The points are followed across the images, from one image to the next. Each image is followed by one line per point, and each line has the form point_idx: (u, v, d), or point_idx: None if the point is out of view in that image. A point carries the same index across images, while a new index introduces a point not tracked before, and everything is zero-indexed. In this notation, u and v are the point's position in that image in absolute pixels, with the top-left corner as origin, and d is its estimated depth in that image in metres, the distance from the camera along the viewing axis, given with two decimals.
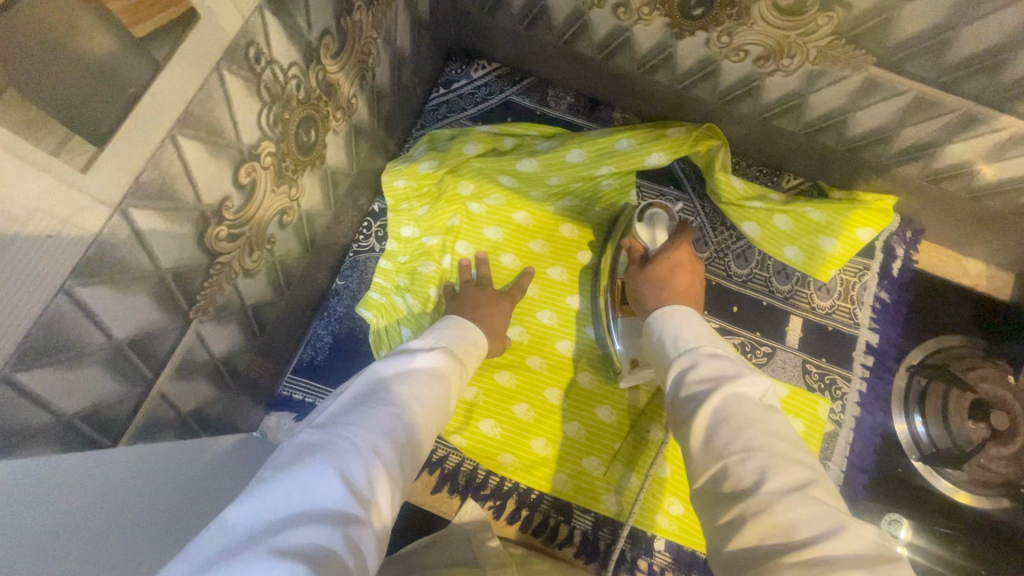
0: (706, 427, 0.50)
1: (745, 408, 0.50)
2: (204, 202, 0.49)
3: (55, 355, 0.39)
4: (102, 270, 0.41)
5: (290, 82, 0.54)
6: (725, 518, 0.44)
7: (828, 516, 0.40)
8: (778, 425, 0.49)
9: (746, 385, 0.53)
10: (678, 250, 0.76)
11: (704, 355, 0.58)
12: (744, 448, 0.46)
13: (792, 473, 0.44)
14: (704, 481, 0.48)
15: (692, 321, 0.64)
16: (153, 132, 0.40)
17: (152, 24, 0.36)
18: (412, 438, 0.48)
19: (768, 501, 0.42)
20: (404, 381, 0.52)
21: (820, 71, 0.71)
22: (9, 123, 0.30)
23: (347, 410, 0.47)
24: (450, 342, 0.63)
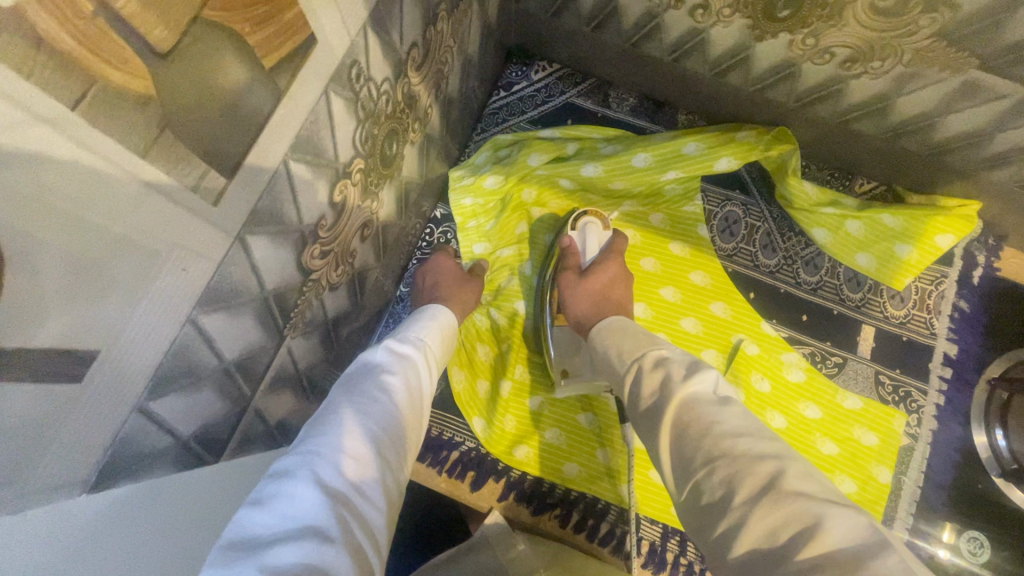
0: (671, 439, 0.51)
1: (699, 411, 0.50)
2: (304, 223, 0.49)
3: (178, 382, 0.40)
4: (220, 298, 0.41)
5: (381, 98, 0.53)
6: (717, 531, 0.43)
7: (804, 510, 0.40)
8: (736, 418, 0.49)
9: (694, 386, 0.53)
10: (610, 260, 0.80)
11: (647, 362, 0.59)
12: (710, 458, 0.46)
13: (760, 470, 0.43)
14: (688, 491, 0.48)
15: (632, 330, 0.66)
16: (269, 160, 0.40)
17: (279, 54, 0.35)
18: (386, 427, 0.51)
19: (745, 513, 0.42)
20: (369, 379, 0.55)
21: (913, 74, 0.68)
22: (160, 164, 0.30)
23: (313, 424, 0.48)
24: (410, 331, 0.65)
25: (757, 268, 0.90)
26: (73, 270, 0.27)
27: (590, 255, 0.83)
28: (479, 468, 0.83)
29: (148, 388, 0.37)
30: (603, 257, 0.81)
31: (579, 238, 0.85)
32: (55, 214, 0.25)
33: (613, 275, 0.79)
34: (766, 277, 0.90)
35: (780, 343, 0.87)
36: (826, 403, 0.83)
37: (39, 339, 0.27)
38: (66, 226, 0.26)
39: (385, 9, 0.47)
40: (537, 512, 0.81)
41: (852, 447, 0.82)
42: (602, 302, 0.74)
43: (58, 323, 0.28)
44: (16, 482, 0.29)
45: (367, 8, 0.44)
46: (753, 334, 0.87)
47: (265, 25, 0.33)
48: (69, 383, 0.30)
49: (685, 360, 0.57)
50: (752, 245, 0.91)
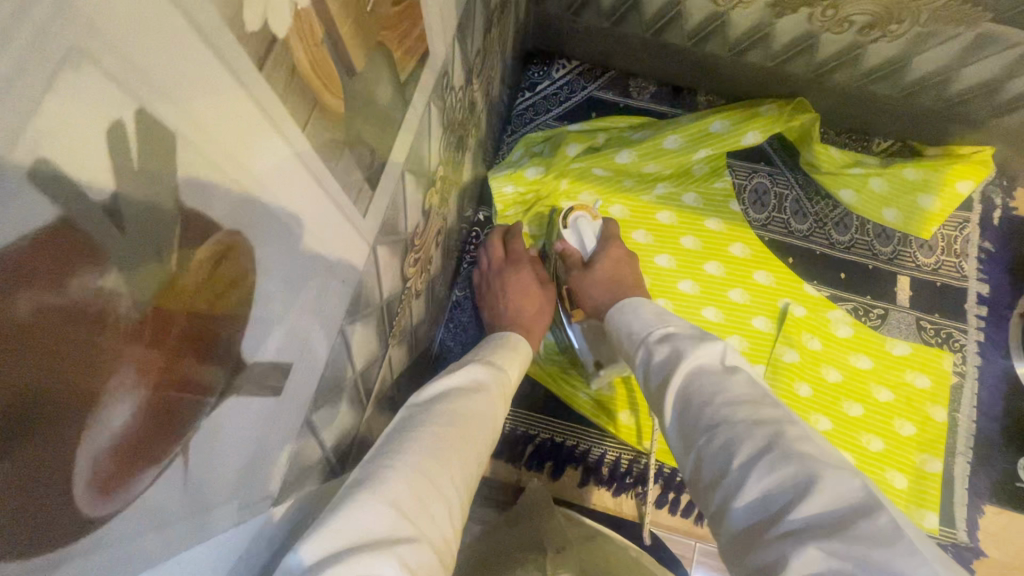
0: (679, 410, 0.53)
1: (701, 381, 0.52)
2: (408, 232, 0.50)
3: (328, 394, 0.42)
4: (358, 309, 0.43)
5: (457, 105, 0.56)
6: (719, 498, 0.44)
7: (799, 471, 0.41)
8: (742, 385, 0.51)
9: (701, 357, 0.55)
10: (612, 247, 0.82)
11: (656, 341, 0.61)
12: (709, 426, 0.48)
13: (756, 437, 0.45)
14: (692, 461, 0.49)
15: (642, 312, 0.67)
16: (396, 171, 0.41)
17: (410, 70, 0.37)
18: (460, 450, 0.48)
19: (742, 477, 0.43)
20: (446, 397, 0.53)
21: (930, 33, 0.72)
22: (341, 180, 0.32)
23: (389, 436, 0.47)
24: (484, 356, 0.65)
25: (791, 234, 0.94)
26: (288, 285, 0.29)
27: (590, 247, 0.85)
28: (557, 457, 0.85)
29: (313, 401, 0.39)
30: (605, 245, 0.83)
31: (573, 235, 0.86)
32: (284, 234, 0.27)
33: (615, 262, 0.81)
34: (801, 241, 0.94)
35: (824, 302, 0.90)
36: (876, 353, 0.88)
37: (266, 353, 0.29)
38: (288, 244, 0.28)
39: (466, 18, 0.49)
40: (619, 492, 0.84)
41: (906, 391, 0.86)
42: (611, 289, 0.76)
43: (277, 338, 0.30)
44: (239, 497, 0.31)
45: (456, 18, 0.46)
46: (798, 297, 0.90)
47: (405, 41, 0.35)
48: (276, 397, 0.32)
49: (693, 335, 0.59)
50: (784, 213, 0.95)
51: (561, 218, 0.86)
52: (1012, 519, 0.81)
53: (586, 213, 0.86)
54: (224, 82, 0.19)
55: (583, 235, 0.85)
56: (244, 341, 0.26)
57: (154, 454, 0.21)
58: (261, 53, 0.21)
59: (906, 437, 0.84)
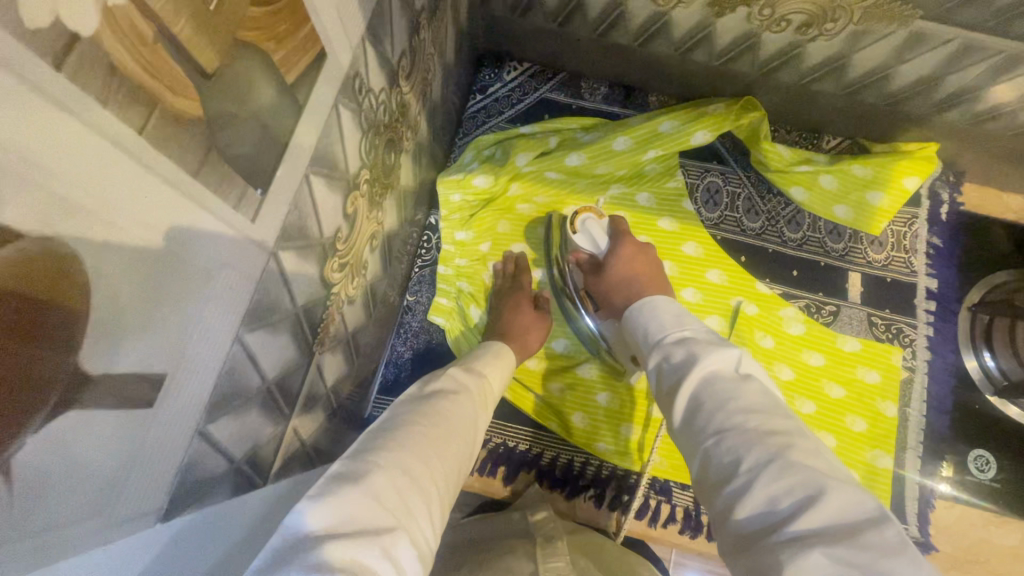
0: (689, 414, 0.51)
1: (715, 388, 0.51)
2: (325, 236, 0.50)
3: (228, 404, 0.41)
4: (260, 316, 0.42)
5: (379, 108, 0.55)
6: (722, 498, 0.44)
7: (806, 480, 0.40)
8: (757, 394, 0.49)
9: (716, 363, 0.53)
10: (624, 245, 0.78)
11: (672, 345, 0.58)
12: (718, 430, 0.47)
13: (766, 445, 0.43)
14: (698, 464, 0.48)
15: (658, 311, 0.64)
16: (295, 175, 0.41)
17: (298, 70, 0.37)
18: (442, 449, 0.49)
19: (748, 481, 0.42)
20: (430, 399, 0.54)
21: (865, 31, 0.73)
22: (209, 184, 0.31)
23: (374, 434, 0.48)
24: (471, 360, 0.66)
25: (743, 233, 0.95)
26: (143, 292, 0.28)
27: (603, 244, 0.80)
28: (510, 462, 0.84)
29: (206, 410, 0.38)
30: (616, 244, 0.78)
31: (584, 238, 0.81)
32: (128, 239, 0.26)
33: (630, 260, 0.76)
34: (754, 240, 0.94)
35: (776, 300, 0.90)
36: (828, 349, 0.87)
37: (120, 365, 0.28)
38: (135, 249, 0.26)
39: (378, 19, 0.48)
40: (572, 496, 0.83)
41: (857, 387, 0.86)
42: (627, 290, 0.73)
43: (135, 349, 0.29)
44: (104, 513, 0.30)
45: (364, 19, 0.45)
46: (749, 294, 0.91)
47: (285, 41, 0.34)
48: (145, 409, 0.30)
49: (709, 340, 0.57)
50: (736, 211, 0.95)
51: (568, 223, 0.81)
52: (963, 511, 0.82)
53: (593, 214, 0.81)
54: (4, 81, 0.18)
55: (595, 235, 0.81)
56: (82, 352, 0.25)
57: None
58: (57, 51, 0.20)
59: (858, 433, 0.84)
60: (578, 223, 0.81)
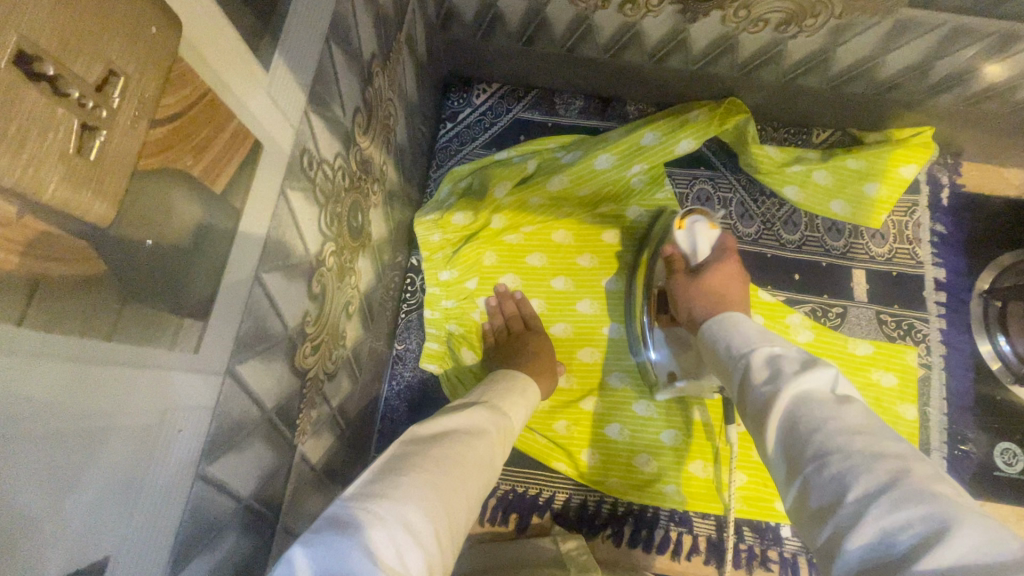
0: (783, 438, 0.44)
1: (812, 407, 0.43)
2: (291, 328, 0.45)
3: (199, 544, 0.37)
4: (224, 440, 0.38)
5: (337, 174, 0.51)
6: (827, 533, 0.37)
7: (930, 513, 0.33)
8: (862, 419, 0.41)
9: (810, 381, 0.45)
10: (727, 261, 0.72)
11: (762, 361, 0.50)
12: (820, 453, 0.40)
13: (877, 470, 0.37)
14: (797, 489, 0.41)
15: (745, 326, 0.57)
16: (242, 282, 0.36)
17: (229, 174, 0.32)
18: (450, 499, 0.42)
19: (858, 512, 0.36)
20: (439, 440, 0.47)
21: (848, 24, 0.68)
22: (132, 336, 0.26)
23: (389, 468, 0.43)
24: (493, 398, 0.60)
25: (739, 239, 0.91)
26: (53, 490, 0.24)
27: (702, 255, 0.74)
28: (521, 508, 0.80)
29: (169, 566, 0.33)
30: (720, 258, 0.72)
31: (687, 238, 0.76)
32: (21, 443, 0.21)
33: (727, 279, 0.69)
34: (750, 246, 0.90)
35: (781, 307, 0.86)
36: (840, 354, 0.83)
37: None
38: (29, 451, 0.22)
39: (323, 85, 0.44)
40: (590, 537, 0.79)
41: (874, 391, 0.81)
42: (712, 303, 0.66)
43: (56, 553, 0.24)
44: None
45: (305, 92, 0.41)
46: (754, 304, 0.86)
47: (205, 151, 0.30)
48: None
49: (800, 355, 0.48)
50: (729, 218, 0.91)
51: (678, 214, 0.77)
52: (995, 510, 0.79)
53: (706, 217, 0.76)
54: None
55: (698, 241, 0.75)
56: None
57: None
58: None
59: None
60: (691, 219, 0.76)
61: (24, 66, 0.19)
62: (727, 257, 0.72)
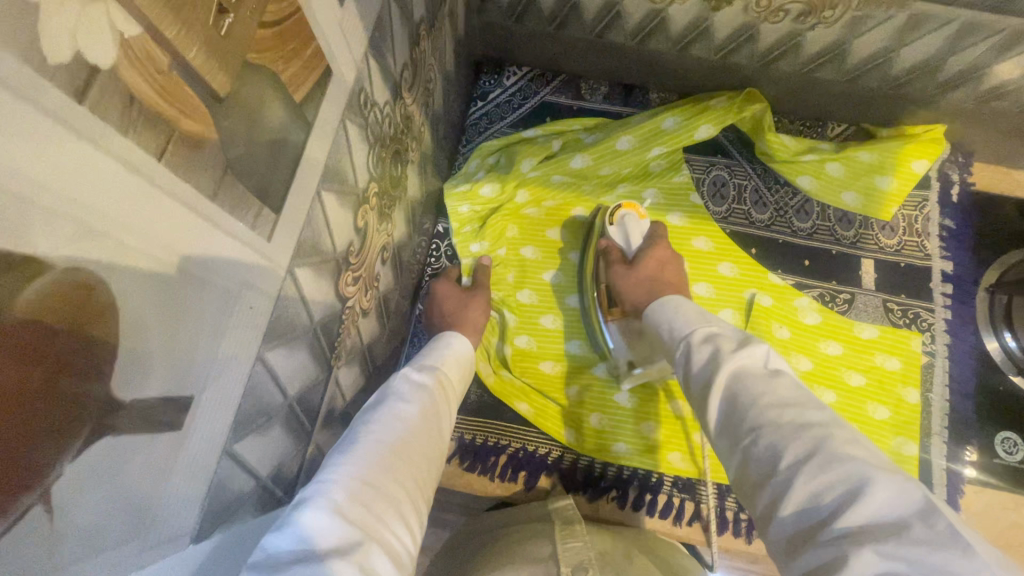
0: (721, 409, 0.48)
1: (746, 383, 0.47)
2: (338, 251, 0.50)
3: (253, 423, 0.41)
4: (280, 333, 0.42)
5: (385, 120, 0.55)
6: (764, 501, 0.41)
7: (849, 477, 0.37)
8: (793, 391, 0.46)
9: (743, 359, 0.49)
10: (658, 247, 0.78)
11: (699, 342, 0.54)
12: (755, 426, 0.44)
13: (803, 440, 0.41)
14: (737, 463, 0.45)
15: (686, 310, 0.61)
16: (307, 191, 0.41)
17: (306, 87, 0.37)
18: (403, 459, 0.45)
19: (789, 479, 0.39)
20: (377, 412, 0.49)
21: (864, 16, 0.72)
22: (226, 205, 0.31)
23: (338, 451, 0.44)
24: (422, 360, 0.61)
25: (752, 224, 0.94)
26: (164, 320, 0.28)
27: (635, 243, 0.82)
28: (530, 466, 0.84)
29: (230, 433, 0.38)
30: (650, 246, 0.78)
31: (619, 230, 0.84)
32: (151, 266, 0.26)
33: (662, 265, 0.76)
34: (762, 231, 0.94)
35: (790, 290, 0.90)
36: (846, 338, 0.87)
37: (147, 390, 0.28)
38: (155, 277, 0.27)
39: (381, 33, 0.49)
40: (595, 498, 0.82)
41: (877, 374, 0.85)
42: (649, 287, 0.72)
43: (158, 378, 0.29)
44: (138, 536, 0.30)
45: (367, 34, 0.46)
46: (764, 286, 0.90)
47: (292, 61, 0.35)
48: (172, 433, 0.31)
49: (735, 335, 0.53)
50: (744, 204, 0.95)
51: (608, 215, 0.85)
52: (994, 496, 0.81)
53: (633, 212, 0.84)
54: (12, 105, 0.18)
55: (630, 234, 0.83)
56: (113, 380, 0.25)
57: None
58: (78, 84, 0.20)
59: (881, 421, 0.83)
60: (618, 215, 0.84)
61: None
62: (658, 244, 0.79)
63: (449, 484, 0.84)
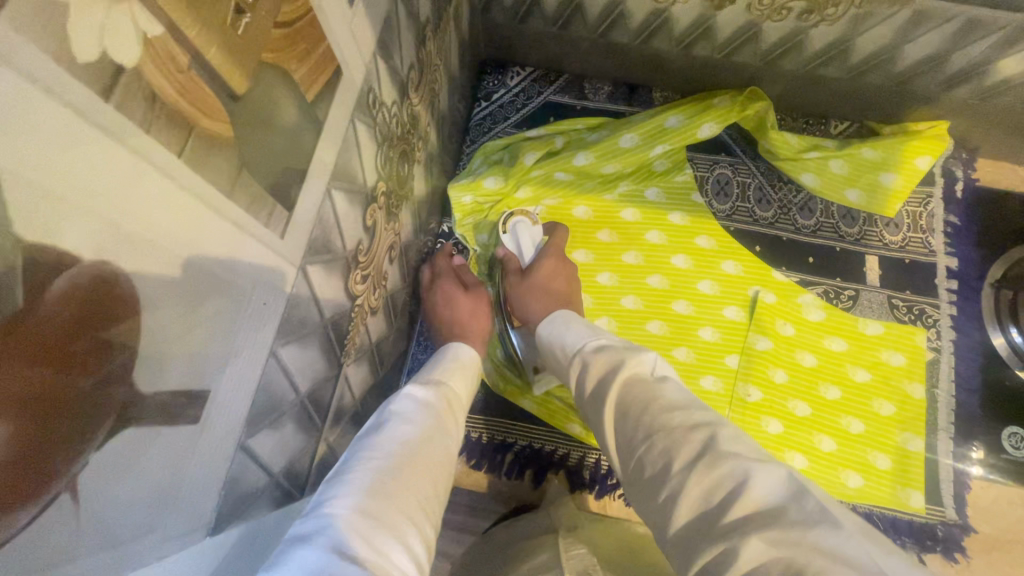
0: (616, 417, 0.51)
1: (637, 392, 0.51)
2: (348, 249, 0.51)
3: (266, 418, 0.42)
4: (292, 331, 0.43)
5: (392, 120, 0.56)
6: (661, 499, 0.43)
7: (733, 470, 0.40)
8: (677, 394, 0.50)
9: (634, 365, 0.54)
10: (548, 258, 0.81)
11: (590, 353, 0.58)
12: (647, 432, 0.47)
13: (692, 438, 0.44)
14: (631, 466, 0.47)
15: (573, 324, 0.64)
16: (318, 189, 0.41)
17: (318, 87, 0.38)
18: (406, 487, 0.44)
19: (682, 480, 0.42)
20: (375, 437, 0.49)
21: (867, 13, 0.72)
22: (242, 203, 0.32)
23: (336, 481, 0.44)
24: (419, 377, 0.61)
25: (756, 222, 0.94)
26: (183, 315, 0.29)
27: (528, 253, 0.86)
28: (537, 463, 0.84)
29: (244, 428, 0.38)
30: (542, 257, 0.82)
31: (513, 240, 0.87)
32: (172, 262, 0.27)
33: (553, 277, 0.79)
34: (766, 229, 0.94)
35: (794, 287, 0.90)
36: (851, 335, 0.87)
37: (165, 384, 0.28)
38: (175, 272, 0.27)
39: (389, 33, 0.50)
40: (601, 495, 0.83)
41: (883, 370, 0.85)
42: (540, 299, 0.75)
43: (177, 372, 0.29)
44: (156, 529, 0.30)
45: (375, 35, 0.46)
46: (768, 283, 0.90)
47: (306, 61, 0.35)
48: (189, 426, 0.31)
49: (623, 345, 0.57)
50: (747, 202, 0.95)
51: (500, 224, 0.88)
52: (1002, 492, 0.81)
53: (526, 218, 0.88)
54: (44, 103, 0.18)
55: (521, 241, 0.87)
56: (135, 373, 0.26)
57: (19, 493, 0.20)
58: (103, 82, 0.21)
59: (887, 417, 0.83)
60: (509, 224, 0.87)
61: None
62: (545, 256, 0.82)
63: (456, 482, 0.84)
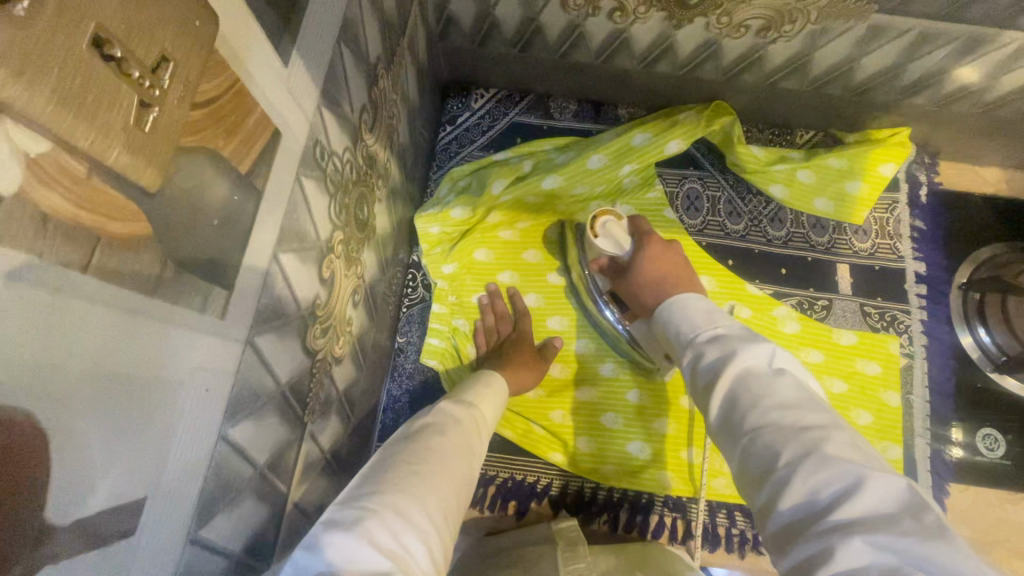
0: (724, 406, 0.50)
1: (751, 384, 0.48)
2: (303, 308, 0.48)
3: (220, 501, 0.39)
4: (243, 406, 0.40)
5: (346, 167, 0.54)
6: (764, 495, 0.42)
7: (845, 473, 0.38)
8: (792, 391, 0.47)
9: (748, 357, 0.50)
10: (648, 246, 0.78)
11: (705, 343, 0.56)
12: (756, 426, 0.45)
13: (802, 439, 0.42)
14: (737, 461, 0.47)
15: (688, 310, 0.61)
16: (262, 258, 0.39)
17: (252, 157, 0.36)
18: (439, 486, 0.45)
19: (787, 476, 0.41)
20: (420, 435, 0.49)
21: (824, 29, 0.72)
22: (169, 297, 0.29)
23: (377, 473, 0.44)
24: (463, 393, 0.60)
25: (727, 235, 0.94)
26: (107, 429, 0.27)
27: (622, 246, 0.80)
28: (520, 494, 0.83)
29: (194, 519, 0.36)
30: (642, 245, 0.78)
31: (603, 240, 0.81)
32: (86, 381, 0.25)
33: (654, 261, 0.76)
34: (737, 241, 0.94)
35: (768, 300, 0.90)
36: (826, 345, 0.87)
37: (88, 509, 0.26)
38: (93, 390, 0.25)
39: (334, 81, 0.48)
40: (586, 523, 0.82)
41: (858, 379, 0.85)
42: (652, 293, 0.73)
43: (104, 489, 0.27)
44: None
45: (317, 87, 0.44)
46: (742, 298, 0.90)
47: (235, 133, 0.33)
48: (124, 539, 0.29)
49: (741, 334, 0.54)
50: (718, 216, 0.95)
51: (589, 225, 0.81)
52: (977, 493, 0.82)
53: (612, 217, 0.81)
54: None
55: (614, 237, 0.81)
56: (50, 508, 0.24)
57: None
58: None
59: (864, 426, 0.83)
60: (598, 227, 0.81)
61: (100, 49, 0.22)
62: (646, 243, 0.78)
63: None
